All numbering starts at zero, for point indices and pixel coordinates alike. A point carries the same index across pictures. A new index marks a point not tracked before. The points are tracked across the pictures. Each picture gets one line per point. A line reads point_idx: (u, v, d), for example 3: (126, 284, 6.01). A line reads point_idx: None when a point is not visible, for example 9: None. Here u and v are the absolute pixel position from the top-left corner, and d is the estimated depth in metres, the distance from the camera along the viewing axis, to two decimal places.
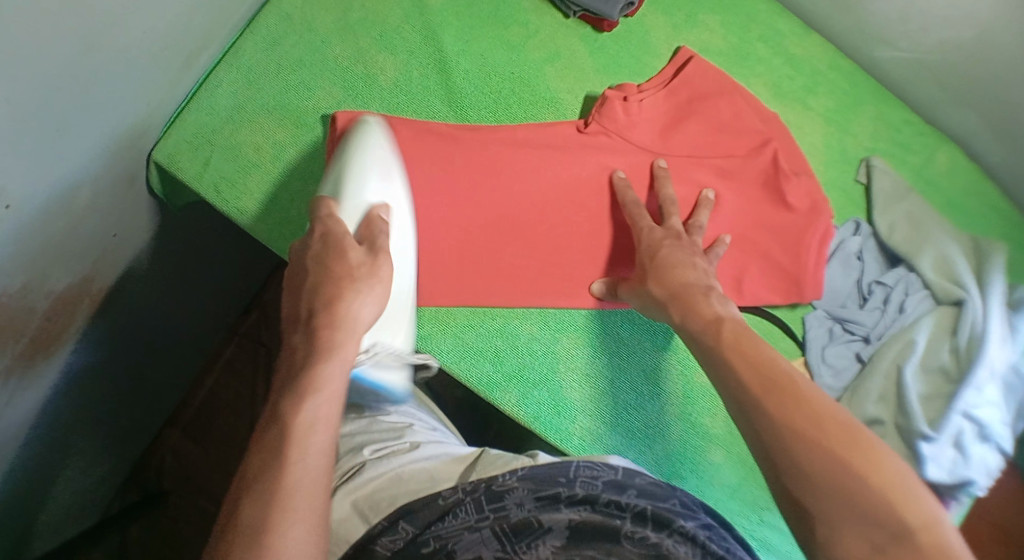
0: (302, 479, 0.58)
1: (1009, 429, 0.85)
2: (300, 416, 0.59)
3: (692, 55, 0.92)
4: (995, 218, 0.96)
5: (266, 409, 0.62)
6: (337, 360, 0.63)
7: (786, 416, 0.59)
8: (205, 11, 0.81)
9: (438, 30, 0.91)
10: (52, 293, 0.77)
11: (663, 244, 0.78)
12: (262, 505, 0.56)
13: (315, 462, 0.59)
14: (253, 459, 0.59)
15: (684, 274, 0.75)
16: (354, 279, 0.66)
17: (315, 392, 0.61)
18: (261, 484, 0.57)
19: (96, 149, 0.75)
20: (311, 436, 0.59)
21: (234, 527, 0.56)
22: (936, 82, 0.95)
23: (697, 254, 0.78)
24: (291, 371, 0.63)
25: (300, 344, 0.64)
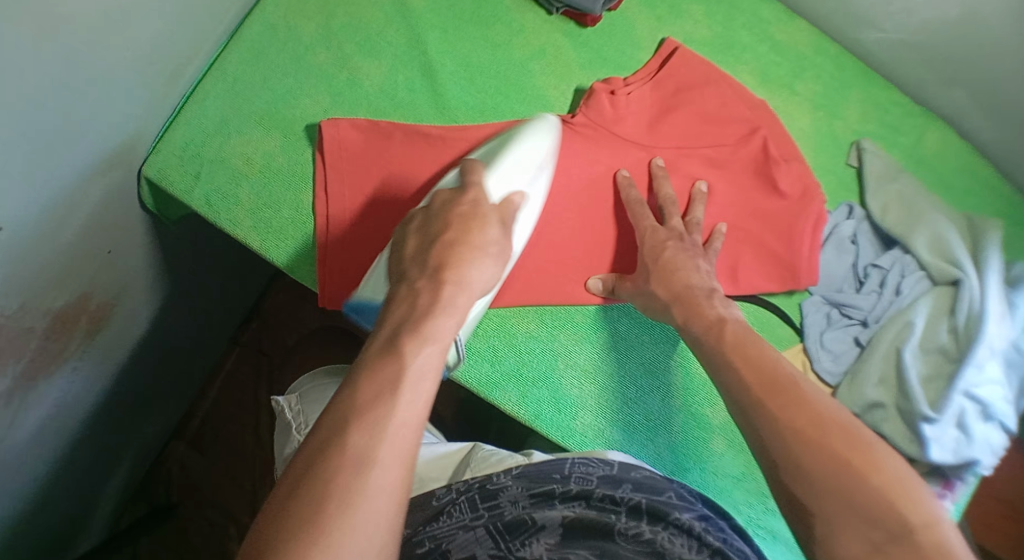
0: (407, 415, 0.56)
1: (1012, 406, 0.84)
2: (413, 361, 0.59)
3: (676, 47, 0.92)
4: (988, 195, 0.96)
5: (374, 345, 0.61)
6: (454, 317, 0.63)
7: (786, 413, 0.60)
8: (188, 24, 0.81)
9: (422, 33, 0.91)
10: (49, 312, 0.77)
11: (666, 246, 0.80)
12: (372, 428, 0.55)
13: (421, 408, 0.57)
14: (361, 385, 0.57)
15: (688, 277, 0.77)
16: (478, 242, 0.67)
17: (432, 343, 0.60)
18: (367, 411, 0.56)
19: (86, 167, 0.76)
20: (421, 382, 0.58)
21: (340, 447, 0.54)
22: (924, 62, 0.95)
23: (699, 258, 0.80)
24: (408, 316, 0.62)
25: (423, 290, 0.64)
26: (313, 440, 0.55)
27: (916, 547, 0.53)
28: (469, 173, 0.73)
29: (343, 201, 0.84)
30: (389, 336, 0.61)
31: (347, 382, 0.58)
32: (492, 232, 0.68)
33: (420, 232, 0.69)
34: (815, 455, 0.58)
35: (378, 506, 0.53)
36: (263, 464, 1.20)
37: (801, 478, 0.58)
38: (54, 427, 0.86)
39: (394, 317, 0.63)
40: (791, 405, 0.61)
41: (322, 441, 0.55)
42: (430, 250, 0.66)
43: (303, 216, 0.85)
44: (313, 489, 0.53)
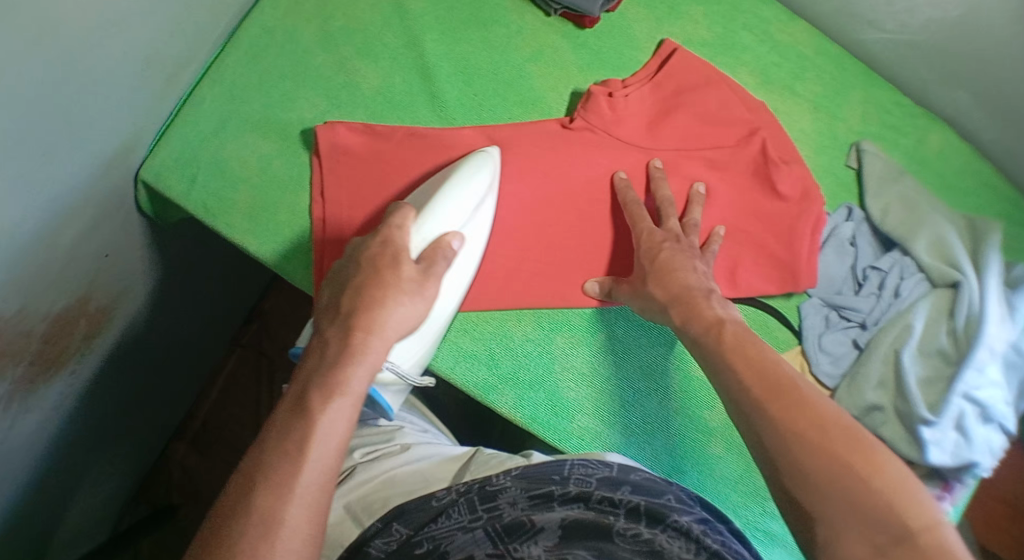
0: (319, 468, 0.59)
1: (1011, 408, 0.84)
2: (320, 418, 0.60)
3: (676, 47, 0.92)
4: (989, 197, 0.96)
5: (288, 398, 0.63)
6: (365, 366, 0.64)
7: (781, 416, 0.60)
8: (184, 28, 0.81)
9: (419, 36, 0.90)
10: (47, 316, 0.77)
11: (663, 246, 0.78)
12: (276, 486, 0.57)
13: (332, 461, 0.59)
14: (270, 441, 0.60)
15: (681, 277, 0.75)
16: (392, 284, 0.67)
17: (340, 394, 0.62)
18: (276, 467, 0.58)
19: (83, 172, 0.75)
20: (331, 435, 0.60)
21: (247, 507, 0.56)
22: (924, 62, 0.94)
23: (697, 259, 0.78)
24: (320, 366, 0.64)
25: (333, 338, 0.66)
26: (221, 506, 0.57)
27: (918, 549, 0.51)
28: (395, 228, 0.71)
29: (339, 204, 0.84)
30: (300, 389, 0.63)
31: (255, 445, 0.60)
32: (408, 266, 0.70)
33: (339, 277, 0.70)
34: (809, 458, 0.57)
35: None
36: None
37: (795, 476, 0.57)
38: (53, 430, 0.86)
39: (307, 367, 0.65)
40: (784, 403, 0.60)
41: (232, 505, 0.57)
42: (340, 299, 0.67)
43: (301, 219, 0.85)
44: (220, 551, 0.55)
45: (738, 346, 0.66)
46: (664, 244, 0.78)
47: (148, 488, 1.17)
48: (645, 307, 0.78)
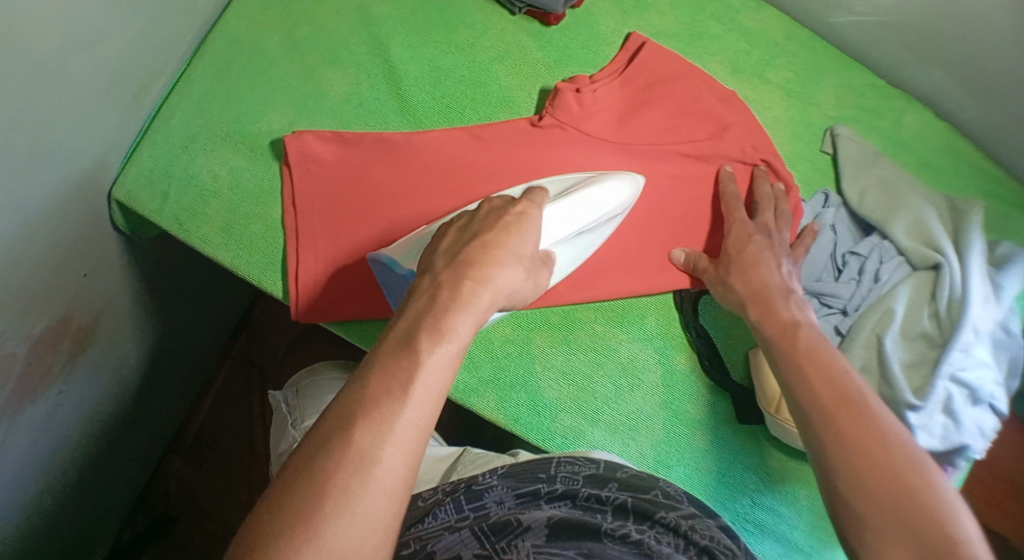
0: (418, 414, 0.55)
1: (1002, 388, 0.83)
2: (432, 358, 0.57)
3: (645, 40, 0.91)
4: (969, 173, 0.95)
5: (384, 345, 0.59)
6: (470, 317, 0.62)
7: (834, 421, 0.63)
8: (150, 46, 0.81)
9: (385, 41, 0.90)
10: (29, 338, 0.77)
11: (753, 241, 0.82)
12: (383, 421, 0.54)
13: (430, 408, 0.56)
14: (365, 384, 0.56)
15: (767, 273, 0.79)
16: (509, 253, 0.66)
17: (448, 339, 0.59)
18: (378, 409, 0.54)
19: (55, 193, 0.75)
20: (428, 387, 0.56)
21: (345, 443, 0.53)
22: (897, 42, 0.93)
23: (777, 254, 0.81)
24: (428, 308, 0.61)
25: (444, 284, 0.63)
26: (305, 463, 0.53)
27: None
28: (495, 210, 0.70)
29: (311, 214, 0.84)
30: (409, 329, 0.60)
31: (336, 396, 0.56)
32: (519, 241, 0.68)
33: (436, 253, 0.67)
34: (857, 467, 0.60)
35: (375, 500, 0.52)
36: (259, 474, 1.20)
37: (851, 483, 0.60)
38: (44, 449, 0.86)
39: (410, 311, 0.62)
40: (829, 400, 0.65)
41: (304, 457, 0.53)
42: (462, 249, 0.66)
43: (274, 230, 0.85)
44: (289, 505, 0.51)
45: (808, 349, 0.70)
46: (760, 244, 0.81)
47: (145, 503, 1.17)
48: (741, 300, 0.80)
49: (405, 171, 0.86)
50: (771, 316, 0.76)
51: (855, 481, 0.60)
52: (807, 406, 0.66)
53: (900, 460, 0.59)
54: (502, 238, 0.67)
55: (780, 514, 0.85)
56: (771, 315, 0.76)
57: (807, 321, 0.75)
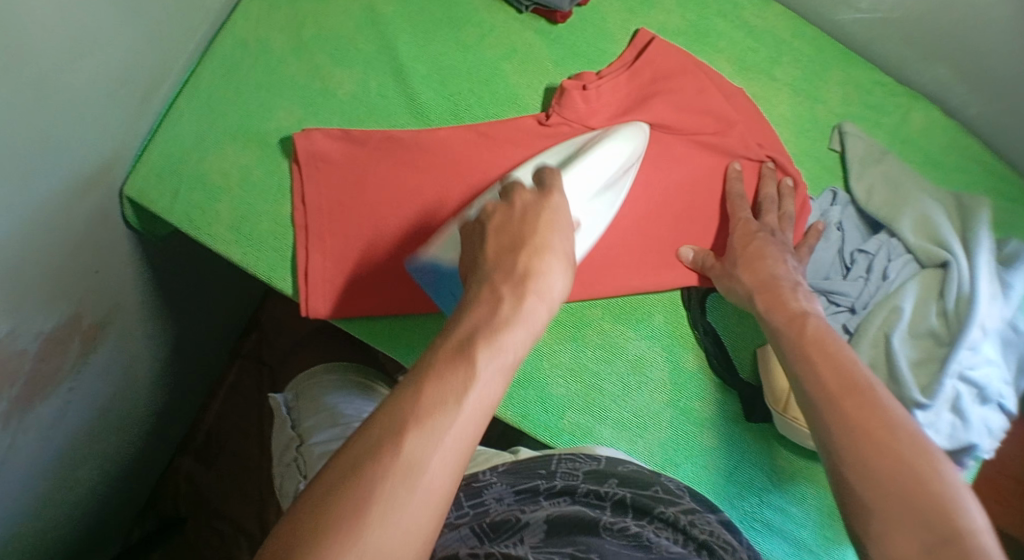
0: (469, 422, 0.53)
1: (1010, 387, 0.83)
2: (484, 371, 0.54)
3: (653, 37, 0.92)
4: (977, 171, 0.94)
5: (446, 340, 0.57)
6: (527, 327, 0.59)
7: (838, 407, 0.63)
8: (160, 45, 0.81)
9: (392, 40, 0.91)
10: (41, 334, 0.77)
11: (759, 236, 0.83)
12: (432, 428, 0.51)
13: (482, 419, 0.54)
14: (420, 383, 0.53)
15: (773, 266, 0.80)
16: (558, 253, 0.63)
17: (503, 354, 0.56)
18: (432, 413, 0.52)
19: (67, 190, 0.76)
20: (481, 397, 0.54)
21: (396, 443, 0.50)
22: (904, 40, 0.93)
23: (786, 250, 0.82)
24: (489, 316, 0.58)
25: (503, 290, 0.60)
26: (348, 464, 0.50)
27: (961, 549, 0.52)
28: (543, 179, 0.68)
29: (319, 210, 0.85)
30: (462, 339, 0.56)
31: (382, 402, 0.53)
32: (562, 239, 0.64)
33: (481, 255, 0.64)
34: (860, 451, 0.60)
35: (420, 507, 0.50)
36: (269, 472, 1.21)
37: (856, 468, 0.60)
38: (56, 445, 0.86)
39: (472, 314, 0.59)
40: (836, 386, 0.65)
41: (351, 458, 0.50)
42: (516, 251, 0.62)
43: (282, 227, 0.85)
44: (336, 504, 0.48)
45: (815, 339, 0.70)
46: (764, 239, 0.82)
47: (155, 503, 1.18)
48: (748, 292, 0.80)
49: (413, 168, 0.86)
50: (777, 305, 0.76)
51: (860, 465, 0.60)
52: (812, 393, 0.66)
53: (904, 446, 0.59)
54: (545, 241, 0.63)
55: (788, 512, 0.85)
56: (777, 305, 0.76)
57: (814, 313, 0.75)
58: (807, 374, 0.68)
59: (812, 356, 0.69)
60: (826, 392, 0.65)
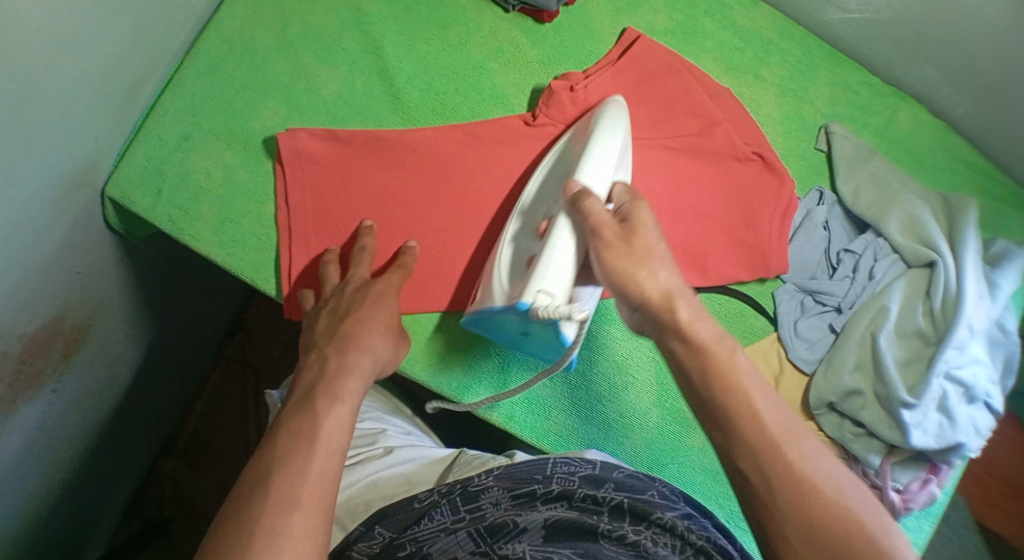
0: (324, 468, 0.62)
1: (996, 386, 0.83)
2: (327, 419, 0.66)
3: (639, 35, 0.91)
4: (964, 170, 0.95)
5: (288, 407, 0.68)
6: (347, 404, 0.68)
7: (772, 476, 0.59)
8: (143, 44, 0.81)
9: (378, 38, 0.90)
10: (22, 337, 0.76)
11: (621, 233, 0.68)
12: (293, 471, 0.61)
13: (336, 470, 0.62)
14: (280, 444, 0.63)
15: (642, 283, 0.67)
16: (373, 340, 0.75)
17: (341, 401, 0.68)
18: (290, 462, 0.61)
19: (48, 192, 0.75)
20: (332, 438, 0.65)
21: (264, 490, 0.59)
22: (891, 40, 0.93)
23: (648, 257, 0.67)
24: (323, 373, 0.71)
25: (332, 354, 0.73)
26: (228, 533, 0.57)
27: None
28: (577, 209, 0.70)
29: (303, 211, 0.84)
30: (300, 401, 0.68)
31: (247, 472, 0.62)
32: (380, 331, 0.76)
33: (317, 334, 0.77)
34: (805, 532, 0.57)
35: (299, 544, 0.57)
36: None
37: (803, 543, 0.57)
38: (38, 449, 0.85)
39: (306, 379, 0.72)
40: (756, 440, 0.60)
41: (224, 529, 0.58)
42: (339, 325, 0.76)
43: (267, 228, 0.85)
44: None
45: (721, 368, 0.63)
46: (609, 239, 0.68)
47: (139, 504, 1.17)
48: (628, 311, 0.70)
49: (397, 169, 0.86)
50: (666, 311, 0.66)
51: (796, 544, 0.58)
52: (732, 448, 0.62)
53: (841, 525, 0.57)
54: (385, 301, 0.78)
55: None
56: (659, 306, 0.66)
57: (677, 284, 0.67)
58: (730, 426, 0.62)
59: (730, 396, 0.62)
60: (754, 450, 0.60)
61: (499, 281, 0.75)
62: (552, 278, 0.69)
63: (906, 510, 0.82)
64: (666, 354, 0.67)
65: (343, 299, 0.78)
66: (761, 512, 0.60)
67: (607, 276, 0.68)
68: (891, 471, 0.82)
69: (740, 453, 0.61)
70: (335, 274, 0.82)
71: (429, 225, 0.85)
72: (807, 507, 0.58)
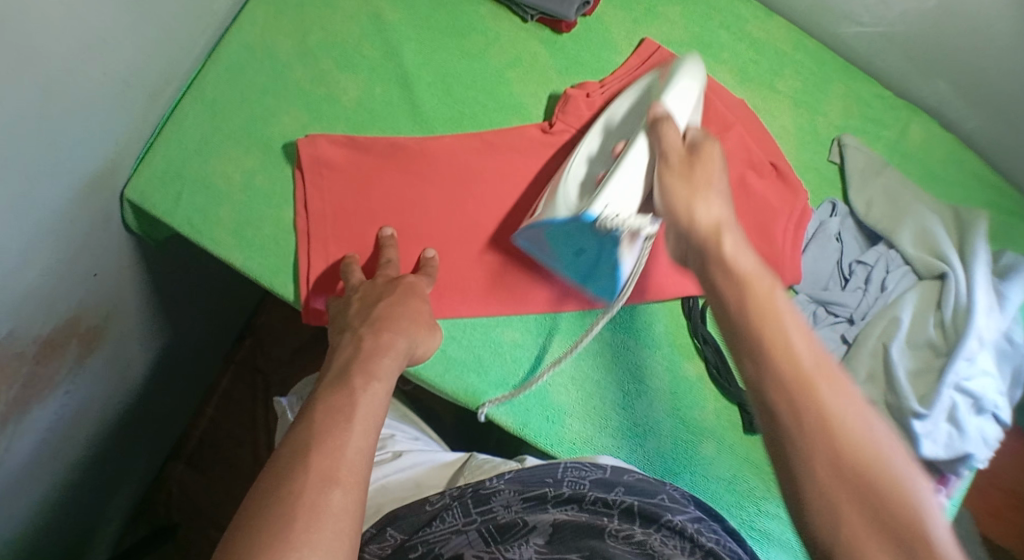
0: (359, 447, 0.61)
1: (1006, 398, 0.84)
2: (364, 396, 0.65)
3: (657, 47, 0.93)
4: (976, 184, 0.96)
5: (323, 383, 0.68)
6: (381, 383, 0.68)
7: (802, 410, 0.55)
8: (166, 49, 0.81)
9: (398, 46, 0.91)
10: (38, 336, 0.76)
11: (682, 170, 0.71)
12: (332, 445, 0.60)
13: (370, 449, 0.62)
14: (317, 418, 0.63)
15: (693, 209, 0.68)
16: (403, 326, 0.74)
17: (378, 379, 0.68)
18: (329, 438, 0.61)
19: (68, 194, 0.75)
20: (369, 413, 0.64)
21: (303, 465, 0.59)
22: (904, 55, 0.95)
23: (707, 189, 0.69)
24: (356, 352, 0.71)
25: (365, 335, 0.72)
26: (269, 511, 0.56)
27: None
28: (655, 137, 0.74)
29: (323, 216, 0.85)
30: (336, 377, 0.68)
31: (281, 450, 0.61)
32: (410, 318, 0.76)
33: (348, 316, 0.76)
34: (841, 480, 0.52)
35: (338, 519, 0.57)
36: None
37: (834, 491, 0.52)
38: (50, 449, 0.86)
39: (339, 357, 0.71)
40: (781, 372, 0.57)
41: (265, 501, 0.57)
42: (373, 307, 0.75)
43: (286, 232, 0.85)
44: (257, 540, 0.54)
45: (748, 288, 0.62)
46: (673, 167, 0.71)
47: (147, 508, 1.17)
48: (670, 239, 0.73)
49: (415, 177, 0.87)
50: (711, 243, 0.66)
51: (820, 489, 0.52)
52: (758, 378, 0.58)
53: (874, 479, 0.52)
54: (413, 292, 0.78)
55: (785, 522, 0.85)
56: (703, 236, 0.66)
57: (728, 218, 0.67)
58: (763, 358, 0.58)
59: (766, 325, 0.59)
60: (784, 386, 0.56)
61: (567, 192, 0.80)
62: (619, 191, 0.74)
63: None
64: (708, 286, 0.65)
65: (375, 288, 0.78)
66: (784, 451, 0.55)
67: (663, 201, 0.71)
68: None
69: (767, 383, 0.57)
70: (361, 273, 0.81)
71: (448, 231, 0.86)
72: (839, 449, 0.53)
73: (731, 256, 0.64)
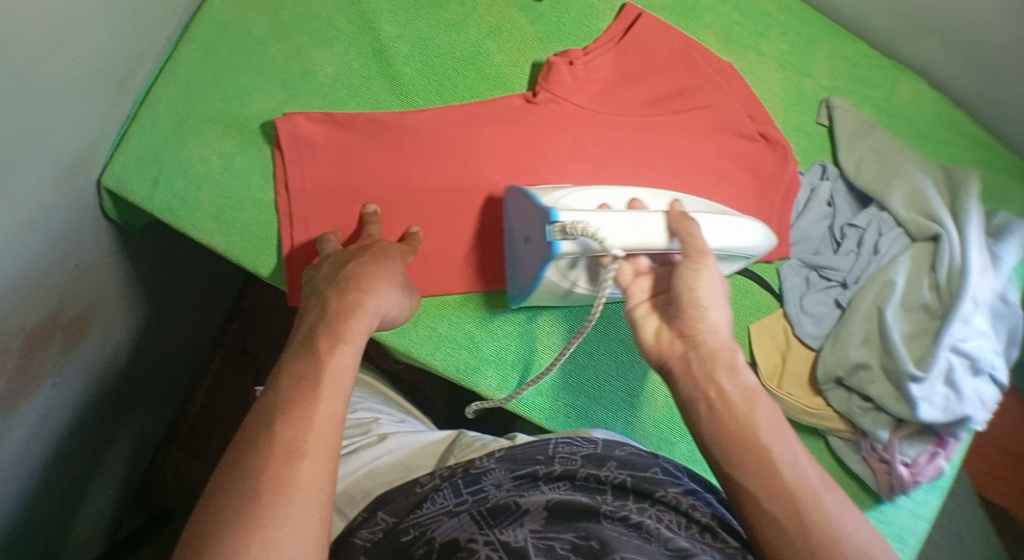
0: (327, 418, 0.60)
1: (1001, 358, 0.83)
2: (331, 360, 0.63)
3: (640, 12, 0.91)
4: (966, 143, 0.95)
5: (291, 348, 0.66)
6: (350, 349, 0.65)
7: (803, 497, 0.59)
8: (136, 29, 0.79)
9: (375, 19, 0.90)
10: (23, 331, 0.74)
11: (708, 282, 0.68)
12: (297, 417, 0.59)
13: (338, 417, 0.61)
14: (280, 390, 0.61)
15: (705, 315, 0.67)
16: (380, 287, 0.71)
17: (345, 342, 0.65)
18: (295, 410, 0.60)
19: (44, 185, 0.73)
20: (339, 377, 0.63)
21: (268, 438, 0.58)
22: (889, 12, 0.93)
23: (721, 309, 0.69)
24: (324, 317, 0.68)
25: (330, 297, 0.70)
26: (235, 487, 0.56)
27: None
28: (682, 225, 0.70)
29: (304, 196, 0.83)
30: (302, 343, 0.66)
31: (250, 422, 0.60)
32: (385, 278, 0.73)
33: (319, 280, 0.74)
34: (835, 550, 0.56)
35: (306, 492, 0.56)
36: None
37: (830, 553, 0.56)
38: (38, 446, 0.84)
39: (308, 321, 0.69)
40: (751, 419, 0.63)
41: (230, 476, 0.57)
42: (342, 268, 0.73)
43: (267, 213, 0.84)
44: (222, 521, 0.54)
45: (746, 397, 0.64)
46: (709, 270, 0.69)
47: (142, 497, 1.15)
48: (662, 324, 0.70)
49: (395, 152, 0.85)
50: (723, 354, 0.66)
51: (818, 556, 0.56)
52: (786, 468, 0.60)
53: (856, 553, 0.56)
54: (382, 253, 0.75)
55: None
56: (717, 343, 0.66)
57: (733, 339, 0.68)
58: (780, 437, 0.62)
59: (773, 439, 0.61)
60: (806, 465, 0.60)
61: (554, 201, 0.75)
62: (618, 223, 0.69)
63: (915, 483, 0.82)
64: (709, 390, 0.65)
65: (346, 253, 0.76)
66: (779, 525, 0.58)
67: (682, 292, 0.68)
68: (899, 445, 0.82)
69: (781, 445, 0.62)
70: (337, 242, 0.80)
71: (431, 206, 0.84)
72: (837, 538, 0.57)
73: (727, 376, 0.65)
